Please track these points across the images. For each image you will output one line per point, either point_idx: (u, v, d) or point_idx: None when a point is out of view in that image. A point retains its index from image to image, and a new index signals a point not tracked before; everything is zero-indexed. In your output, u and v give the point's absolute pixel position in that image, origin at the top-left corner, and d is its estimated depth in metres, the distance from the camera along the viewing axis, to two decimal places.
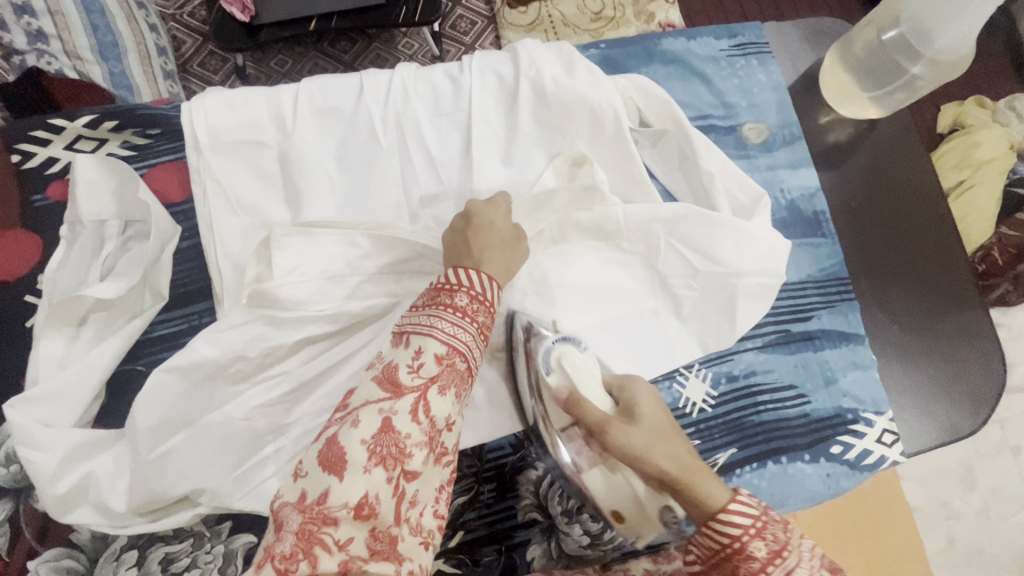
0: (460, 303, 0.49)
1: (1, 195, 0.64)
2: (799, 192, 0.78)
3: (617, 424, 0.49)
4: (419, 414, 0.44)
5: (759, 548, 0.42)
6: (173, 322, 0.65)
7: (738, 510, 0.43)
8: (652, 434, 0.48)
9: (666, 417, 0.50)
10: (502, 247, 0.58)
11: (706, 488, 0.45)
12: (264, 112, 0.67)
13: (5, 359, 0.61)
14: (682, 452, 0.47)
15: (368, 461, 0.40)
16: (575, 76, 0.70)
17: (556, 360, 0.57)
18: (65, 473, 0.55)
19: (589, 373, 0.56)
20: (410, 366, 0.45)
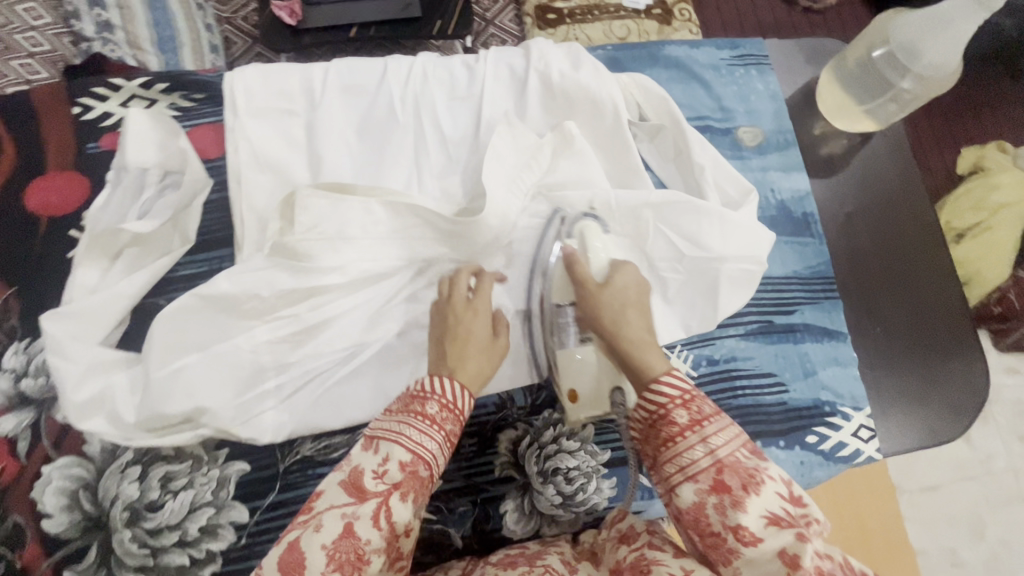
0: (430, 412, 0.53)
1: (61, 141, 0.72)
2: (789, 194, 0.81)
3: (589, 285, 0.61)
4: (380, 520, 0.48)
5: (681, 416, 0.48)
6: (196, 264, 0.71)
7: (668, 384, 0.50)
8: (614, 295, 0.60)
9: (634, 294, 0.61)
10: (482, 349, 0.60)
11: (636, 355, 0.54)
12: (297, 84, 0.74)
13: (49, 282, 0.68)
14: (629, 319, 0.58)
15: (326, 567, 0.45)
16: (580, 70, 0.76)
17: (579, 232, 0.68)
18: (86, 383, 0.61)
19: (600, 249, 0.66)
20: (374, 472, 0.50)
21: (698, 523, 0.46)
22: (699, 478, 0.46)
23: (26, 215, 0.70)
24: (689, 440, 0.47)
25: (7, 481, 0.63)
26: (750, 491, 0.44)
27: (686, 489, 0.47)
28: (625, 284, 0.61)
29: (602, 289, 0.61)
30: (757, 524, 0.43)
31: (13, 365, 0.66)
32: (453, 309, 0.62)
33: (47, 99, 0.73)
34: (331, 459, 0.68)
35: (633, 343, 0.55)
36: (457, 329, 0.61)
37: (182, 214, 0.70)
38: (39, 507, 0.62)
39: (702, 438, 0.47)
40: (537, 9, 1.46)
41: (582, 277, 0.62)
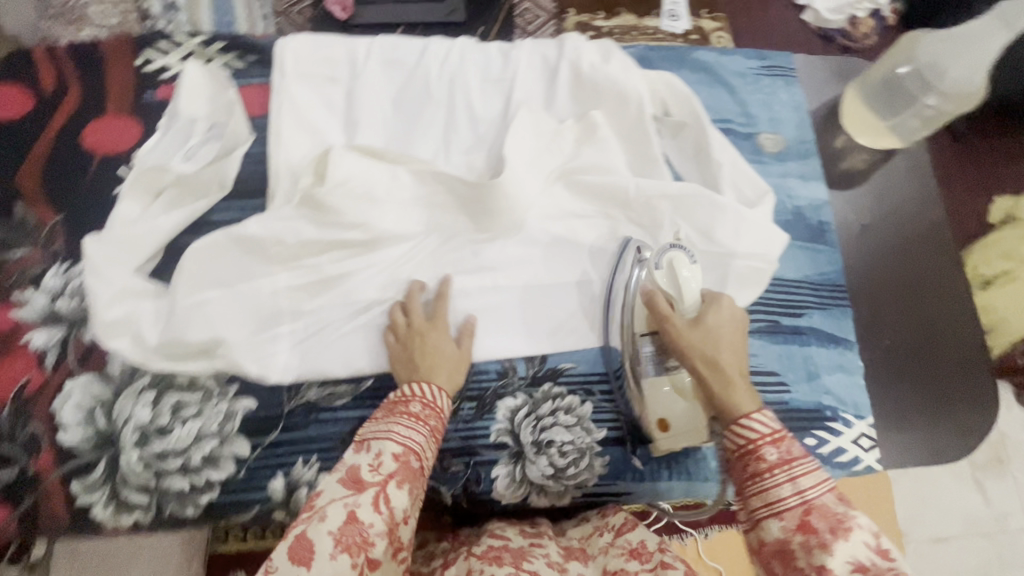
0: (414, 411, 0.59)
1: (121, 88, 0.78)
2: (807, 201, 0.82)
3: (676, 322, 0.59)
4: (380, 505, 0.51)
5: (770, 452, 0.49)
6: (230, 211, 0.75)
7: (757, 421, 0.51)
8: (705, 336, 0.57)
9: (729, 331, 0.58)
10: (453, 361, 0.67)
11: (730, 395, 0.54)
12: (341, 54, 0.79)
13: (95, 214, 0.73)
14: (726, 361, 0.56)
15: (334, 549, 0.47)
16: (609, 63, 0.79)
17: (668, 261, 0.63)
18: (116, 303, 0.65)
19: (689, 279, 0.62)
20: (370, 465, 0.52)
21: (783, 561, 0.46)
22: (786, 515, 0.46)
23: (82, 151, 0.75)
24: (777, 477, 0.48)
25: (32, 391, 0.66)
26: (837, 535, 0.44)
27: (771, 524, 0.47)
28: (723, 323, 0.59)
29: (693, 328, 0.59)
30: (843, 571, 0.42)
31: (52, 285, 0.70)
32: (417, 332, 0.68)
33: (113, 48, 0.79)
34: (334, 406, 0.70)
35: (727, 388, 0.54)
36: (424, 347, 0.67)
37: (222, 161, 0.75)
38: (58, 419, 0.66)
39: (791, 476, 0.47)
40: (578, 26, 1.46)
41: (667, 315, 0.60)
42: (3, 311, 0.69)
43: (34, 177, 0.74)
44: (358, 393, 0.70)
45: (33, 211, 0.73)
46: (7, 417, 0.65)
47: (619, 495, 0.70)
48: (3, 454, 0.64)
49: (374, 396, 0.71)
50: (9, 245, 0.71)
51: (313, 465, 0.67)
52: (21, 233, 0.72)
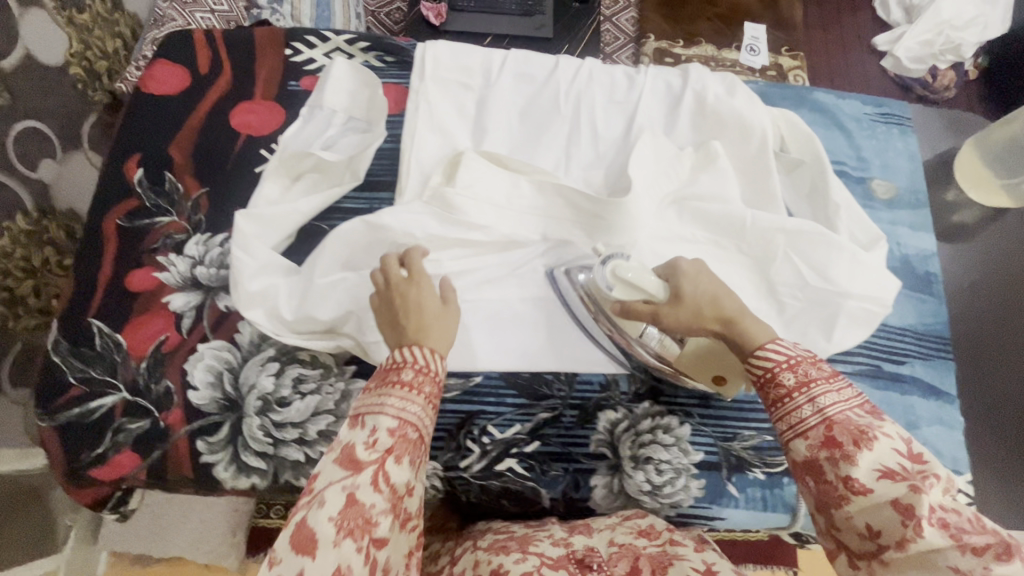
0: (406, 378, 0.54)
1: (269, 75, 0.83)
2: (914, 250, 0.83)
3: (665, 312, 0.61)
4: (379, 484, 0.50)
5: (788, 377, 0.52)
6: (359, 200, 0.79)
7: (775, 350, 0.54)
8: (692, 309, 0.59)
9: (709, 282, 0.60)
10: (440, 315, 0.61)
11: (746, 327, 0.57)
12: (478, 64, 0.83)
13: (236, 190, 0.78)
14: (729, 307, 0.58)
15: (336, 535, 0.47)
16: (734, 96, 0.81)
17: (612, 274, 0.63)
18: (258, 275, 0.69)
19: (642, 273, 0.62)
20: (365, 443, 0.51)
21: (813, 474, 0.49)
22: (810, 435, 0.50)
23: (229, 130, 0.80)
24: (798, 400, 0.51)
25: (168, 349, 0.70)
26: (861, 446, 0.47)
27: (798, 444, 0.51)
28: (695, 272, 0.61)
29: (676, 304, 0.60)
30: (869, 476, 0.46)
31: (193, 252, 0.74)
32: (396, 289, 0.62)
33: (266, 37, 0.84)
34: (442, 398, 0.72)
35: (735, 322, 0.57)
36: (404, 305, 0.60)
37: (359, 153, 0.79)
38: (189, 379, 0.70)
39: (810, 398, 0.51)
40: (656, 52, 1.49)
41: (655, 313, 0.61)
42: (148, 272, 0.73)
43: (184, 150, 0.79)
44: (467, 388, 0.72)
45: (181, 181, 0.77)
46: (143, 371, 0.69)
47: (711, 519, 0.70)
48: (137, 405, 0.68)
49: (482, 392, 0.72)
50: (157, 210, 0.76)
51: None
52: (169, 201, 0.76)
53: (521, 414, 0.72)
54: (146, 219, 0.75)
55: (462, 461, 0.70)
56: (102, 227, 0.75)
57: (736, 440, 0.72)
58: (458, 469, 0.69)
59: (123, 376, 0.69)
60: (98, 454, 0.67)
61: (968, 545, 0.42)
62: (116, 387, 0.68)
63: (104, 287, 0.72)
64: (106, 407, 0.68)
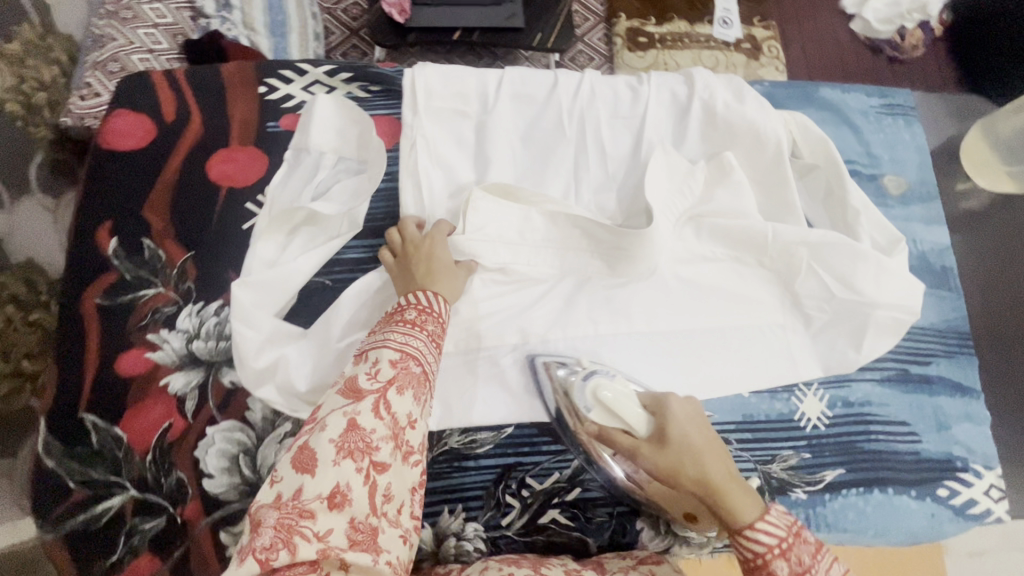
0: (409, 317, 0.60)
1: (245, 118, 0.76)
2: (931, 246, 0.82)
3: (644, 451, 0.62)
4: (381, 411, 0.52)
5: (781, 566, 0.50)
6: (362, 249, 0.72)
7: (767, 529, 0.52)
8: (678, 455, 0.60)
9: (699, 439, 0.61)
10: (450, 269, 0.67)
11: (730, 504, 0.55)
12: (472, 88, 0.77)
13: (224, 251, 0.71)
14: (713, 473, 0.57)
15: (336, 456, 0.49)
16: (744, 103, 0.77)
17: (592, 394, 0.66)
18: (263, 351, 0.65)
19: (624, 398, 0.65)
20: (368, 375, 0.54)
21: None
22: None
23: (208, 183, 0.73)
24: None
25: (174, 437, 0.65)
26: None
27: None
28: (684, 419, 0.62)
29: (660, 449, 0.61)
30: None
31: (186, 325, 0.68)
32: (412, 245, 0.67)
33: (236, 76, 0.77)
34: (476, 455, 0.68)
35: (719, 492, 0.56)
36: (420, 257, 0.66)
37: (356, 198, 0.73)
38: (202, 466, 0.65)
39: None
40: (628, 33, 1.51)
41: (631, 446, 0.63)
42: (139, 353, 0.67)
43: (161, 211, 0.72)
44: (500, 440, 0.69)
45: (162, 247, 0.70)
46: (150, 464, 0.64)
47: None
48: (150, 502, 0.63)
49: (515, 444, 0.69)
50: (141, 283, 0.69)
51: (459, 516, 0.67)
52: (152, 271, 0.69)
53: (557, 463, 0.69)
54: (129, 294, 0.68)
55: (504, 518, 0.67)
56: (80, 308, 0.68)
57: (775, 462, 0.72)
58: (501, 527, 0.67)
59: (129, 473, 0.63)
60: (115, 560, 0.62)
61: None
62: (123, 485, 0.63)
63: (92, 376, 0.66)
64: (115, 508, 0.63)
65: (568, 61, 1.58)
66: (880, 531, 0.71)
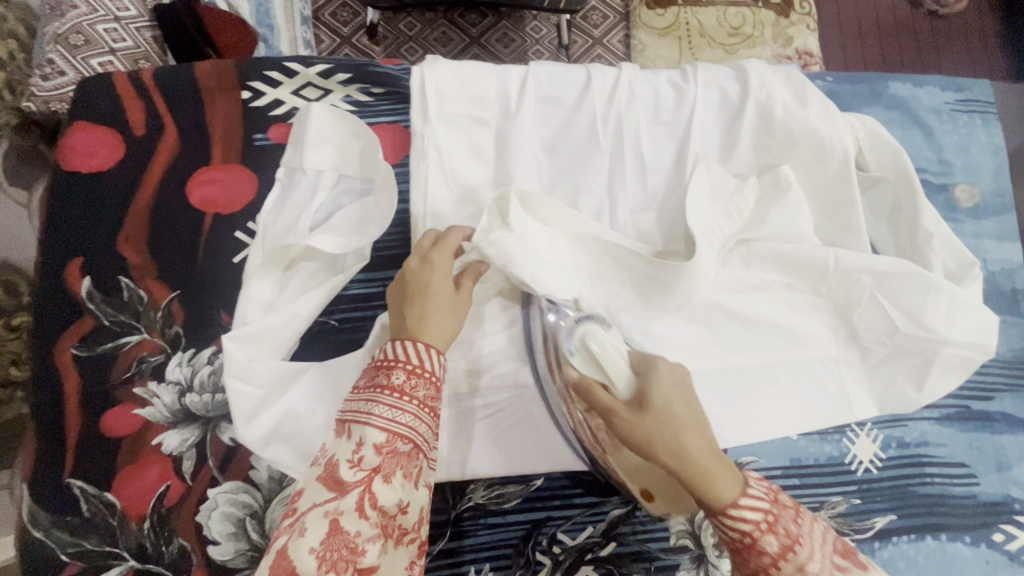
0: (397, 382, 0.48)
1: (226, 129, 0.65)
2: (1000, 265, 0.73)
3: (622, 414, 0.50)
4: (366, 508, 0.44)
5: (771, 543, 0.44)
6: (369, 283, 0.65)
7: (751, 504, 0.45)
8: (659, 423, 0.49)
9: (684, 409, 0.50)
10: (449, 310, 0.54)
11: (715, 488, 0.46)
12: (492, 90, 0.66)
13: (214, 288, 0.63)
14: (695, 448, 0.48)
15: (318, 571, 0.41)
16: (807, 106, 0.67)
17: (579, 341, 0.54)
18: (264, 410, 0.57)
19: (614, 354, 0.53)
20: (350, 461, 0.45)
21: None
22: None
23: (190, 210, 0.64)
24: (784, 571, 0.43)
25: (172, 501, 0.59)
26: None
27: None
28: (670, 386, 0.51)
29: (640, 414, 0.50)
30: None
31: (178, 376, 0.61)
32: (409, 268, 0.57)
33: (213, 76, 0.66)
34: (503, 509, 0.63)
35: (700, 477, 0.47)
36: (414, 285, 0.55)
37: (362, 227, 0.63)
38: (205, 532, 0.59)
39: (798, 567, 0.43)
40: None
41: (609, 404, 0.51)
42: (127, 409, 0.60)
43: (137, 242, 0.62)
44: (528, 493, 0.64)
45: (142, 286, 0.62)
46: (148, 533, 0.58)
47: None
48: (150, 572, 0.58)
49: (546, 496, 0.64)
50: (121, 329, 0.61)
51: None
52: (132, 314, 0.61)
53: (590, 515, 0.64)
54: (108, 342, 0.61)
55: None
56: (53, 359, 0.60)
57: (824, 509, 0.66)
58: None
59: (125, 542, 0.58)
60: None
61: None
62: (120, 555, 0.58)
63: (75, 437, 0.59)
64: None
65: (579, 20, 1.45)
66: None
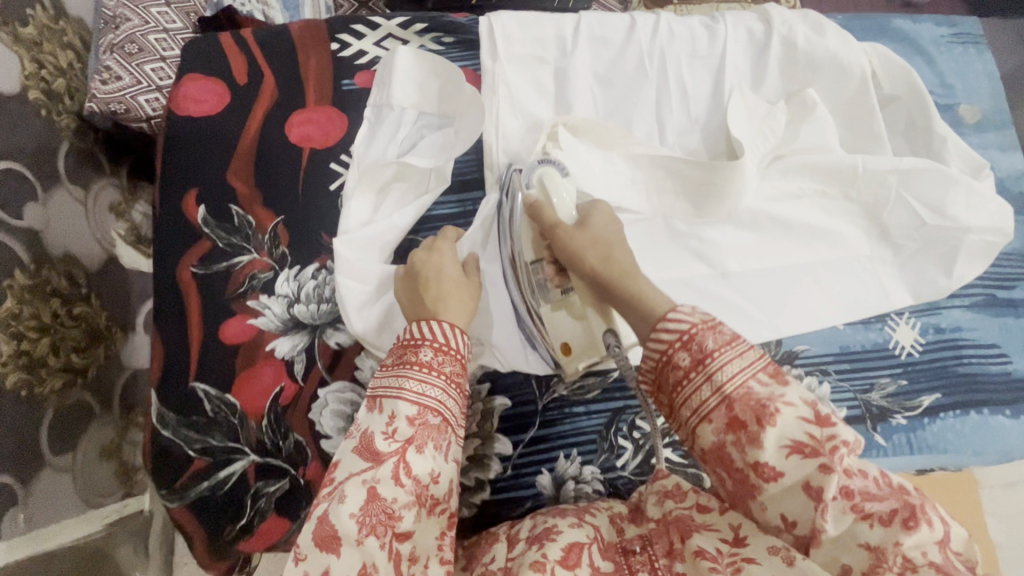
0: (424, 359, 0.52)
1: (319, 78, 0.74)
2: (1007, 172, 0.82)
3: (565, 227, 0.58)
4: (401, 477, 0.47)
5: (684, 357, 0.46)
6: (451, 205, 0.72)
7: (670, 326, 0.47)
8: (593, 237, 0.57)
9: (614, 230, 0.58)
10: (460, 286, 0.59)
11: (637, 286, 0.52)
12: (551, 33, 0.75)
13: (313, 212, 0.70)
14: (618, 257, 0.55)
15: (359, 533, 0.44)
16: (825, 35, 0.76)
17: (538, 176, 0.63)
18: (372, 305, 0.64)
19: (564, 190, 0.62)
20: (385, 433, 0.48)
21: (723, 462, 0.44)
22: (714, 418, 0.44)
23: (289, 146, 0.71)
24: (695, 381, 0.45)
25: (287, 400, 0.64)
26: (765, 425, 0.42)
27: (703, 430, 0.45)
28: (610, 222, 0.59)
29: (579, 230, 0.58)
30: (779, 457, 0.41)
31: (286, 290, 0.67)
32: (418, 261, 0.62)
33: (306, 33, 0.75)
34: (585, 400, 0.69)
35: (625, 273, 0.53)
36: (427, 272, 0.60)
37: (445, 151, 0.71)
38: (318, 427, 0.64)
39: (709, 377, 0.44)
40: None
41: (553, 223, 0.59)
42: (242, 320, 0.66)
43: (244, 176, 0.70)
44: (607, 384, 0.70)
45: (250, 213, 0.69)
46: (266, 429, 0.63)
47: None
48: (269, 465, 0.63)
49: (623, 387, 0.70)
50: (233, 250, 0.68)
51: (575, 460, 0.67)
52: (243, 237, 0.68)
53: None
54: (223, 262, 0.67)
55: (619, 459, 0.67)
56: (175, 281, 0.66)
57: (874, 390, 0.73)
58: (616, 469, 0.67)
59: (246, 439, 0.63)
60: (245, 525, 0.62)
61: (875, 516, 0.39)
62: (242, 451, 0.63)
63: (197, 347, 0.65)
64: (237, 474, 0.63)
65: None
66: (977, 450, 0.72)
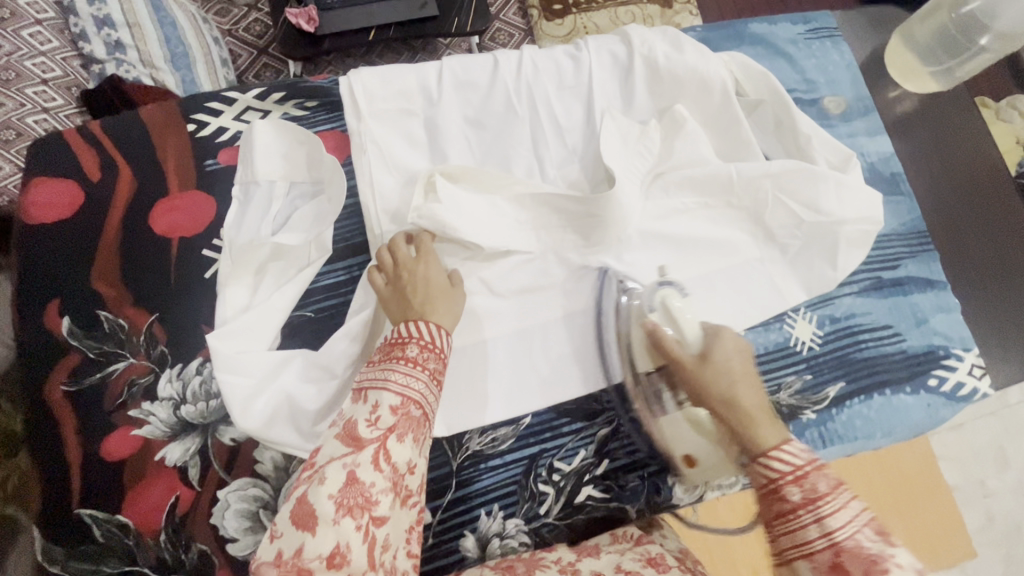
0: (411, 355, 0.52)
1: (179, 162, 0.71)
2: (877, 156, 0.85)
3: (685, 360, 0.57)
4: (381, 462, 0.47)
5: (795, 492, 0.46)
6: (335, 274, 0.71)
7: (783, 457, 0.47)
8: (716, 371, 0.54)
9: (738, 364, 0.55)
10: (444, 293, 0.61)
11: (756, 430, 0.50)
12: (414, 84, 0.74)
13: (190, 304, 0.67)
14: (744, 399, 0.52)
15: (336, 514, 0.44)
16: (683, 51, 0.78)
17: (660, 300, 0.63)
18: (257, 400, 0.61)
19: (688, 314, 0.60)
20: (368, 420, 0.48)
21: None
22: (816, 559, 0.43)
23: (155, 238, 0.68)
24: (802, 518, 0.45)
25: (185, 509, 0.61)
26: None
27: (801, 566, 0.44)
28: (735, 353, 0.56)
29: (699, 363, 0.56)
30: None
31: (170, 392, 0.64)
32: (405, 264, 0.62)
33: (159, 116, 0.72)
34: (500, 451, 0.68)
35: (746, 419, 0.51)
36: (413, 279, 0.61)
37: (318, 222, 0.69)
38: (222, 532, 0.61)
39: (817, 517, 0.44)
40: None
41: (675, 355, 0.57)
42: (126, 433, 0.62)
43: (111, 277, 0.66)
44: (520, 432, 0.69)
45: (121, 316, 0.65)
46: (166, 544, 0.60)
47: None
48: None
49: (538, 431, 0.69)
50: (107, 359, 0.64)
51: (497, 515, 0.66)
52: (116, 344, 0.64)
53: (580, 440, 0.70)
54: (97, 373, 0.63)
55: (541, 506, 0.67)
56: (48, 402, 0.62)
57: (781, 390, 0.74)
58: (541, 517, 0.67)
59: (145, 558, 0.60)
60: None
61: None
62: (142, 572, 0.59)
63: (79, 469, 0.61)
64: None
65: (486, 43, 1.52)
66: (885, 432, 0.74)
